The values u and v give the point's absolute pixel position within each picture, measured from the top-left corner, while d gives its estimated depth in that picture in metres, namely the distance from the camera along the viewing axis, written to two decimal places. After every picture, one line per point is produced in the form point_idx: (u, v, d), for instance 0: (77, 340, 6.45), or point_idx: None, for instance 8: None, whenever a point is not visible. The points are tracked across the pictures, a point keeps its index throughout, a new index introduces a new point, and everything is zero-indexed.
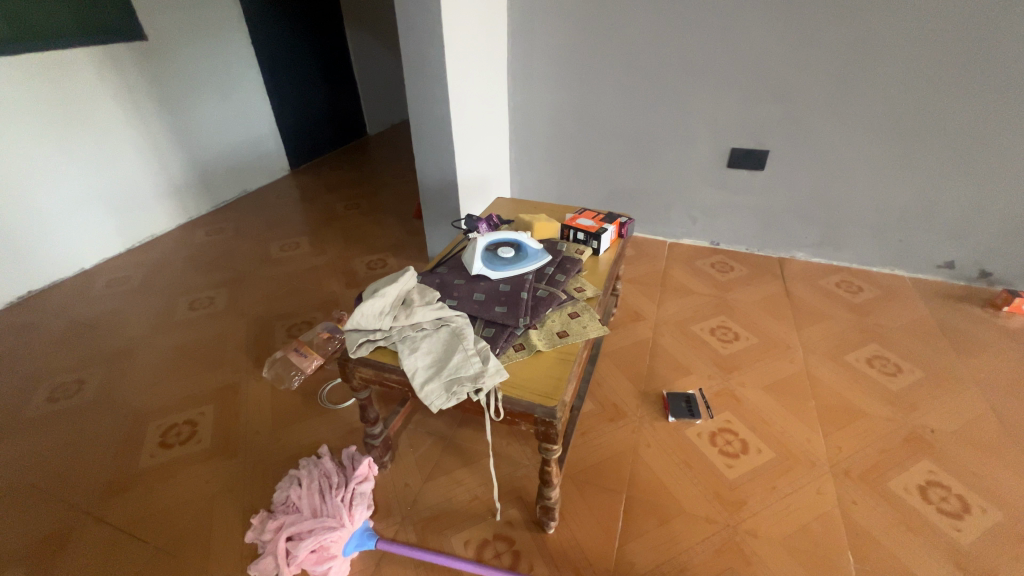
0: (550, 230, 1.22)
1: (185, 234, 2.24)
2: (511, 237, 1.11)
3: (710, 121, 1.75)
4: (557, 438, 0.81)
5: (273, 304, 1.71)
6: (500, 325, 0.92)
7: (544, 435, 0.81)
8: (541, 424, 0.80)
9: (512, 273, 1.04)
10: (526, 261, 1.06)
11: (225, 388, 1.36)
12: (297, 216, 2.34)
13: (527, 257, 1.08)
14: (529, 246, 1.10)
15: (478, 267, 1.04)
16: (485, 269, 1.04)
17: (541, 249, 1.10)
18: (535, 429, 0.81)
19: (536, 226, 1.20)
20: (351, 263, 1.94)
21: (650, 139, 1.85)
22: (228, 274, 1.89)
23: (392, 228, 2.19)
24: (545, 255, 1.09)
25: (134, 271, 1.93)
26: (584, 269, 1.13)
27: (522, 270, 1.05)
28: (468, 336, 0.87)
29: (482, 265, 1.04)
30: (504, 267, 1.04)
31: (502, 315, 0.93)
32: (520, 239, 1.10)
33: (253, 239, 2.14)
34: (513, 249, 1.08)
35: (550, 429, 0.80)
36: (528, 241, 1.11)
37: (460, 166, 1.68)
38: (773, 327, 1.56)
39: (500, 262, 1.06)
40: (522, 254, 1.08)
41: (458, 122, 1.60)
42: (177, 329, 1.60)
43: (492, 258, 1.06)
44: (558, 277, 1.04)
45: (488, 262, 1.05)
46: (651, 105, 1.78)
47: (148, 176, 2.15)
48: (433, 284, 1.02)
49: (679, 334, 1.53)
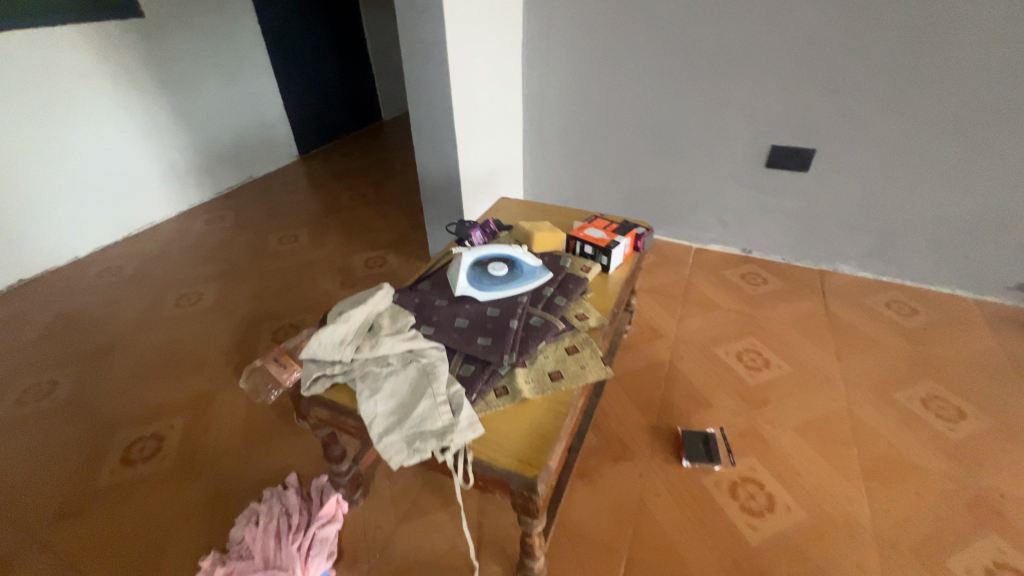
0: (553, 241, 1.04)
1: (185, 221, 2.15)
2: (504, 250, 0.94)
3: (749, 114, 1.54)
4: (538, 511, 0.66)
5: (263, 304, 1.60)
6: (481, 360, 0.78)
7: (522, 507, 0.66)
8: (518, 495, 0.65)
9: (503, 296, 0.89)
10: (519, 283, 0.91)
11: (199, 397, 1.26)
12: (299, 205, 2.23)
13: (522, 277, 0.92)
14: (525, 264, 0.94)
15: (463, 290, 0.89)
16: (470, 289, 0.89)
17: (539, 266, 0.95)
18: (512, 499, 0.67)
19: (536, 237, 1.03)
20: (350, 260, 1.81)
21: (680, 132, 1.65)
22: (221, 267, 1.80)
23: (395, 222, 2.05)
24: (543, 274, 0.93)
25: (127, 260, 1.85)
26: (590, 290, 0.97)
27: (514, 293, 0.90)
28: (439, 374, 0.73)
29: (466, 285, 0.89)
30: (493, 288, 0.90)
31: (484, 350, 0.78)
32: (514, 254, 0.94)
33: (251, 229, 2.04)
34: (506, 266, 0.93)
35: (530, 504, 0.65)
36: (525, 255, 0.94)
37: (464, 159, 1.52)
38: (811, 354, 1.36)
39: (488, 281, 0.91)
40: (516, 273, 0.93)
41: (462, 110, 1.44)
42: (160, 327, 1.51)
43: (479, 276, 0.91)
44: (557, 301, 0.89)
45: (475, 282, 0.90)
46: (681, 96, 1.58)
47: (147, 161, 2.06)
48: (406, 307, 0.88)
49: (700, 357, 1.36)
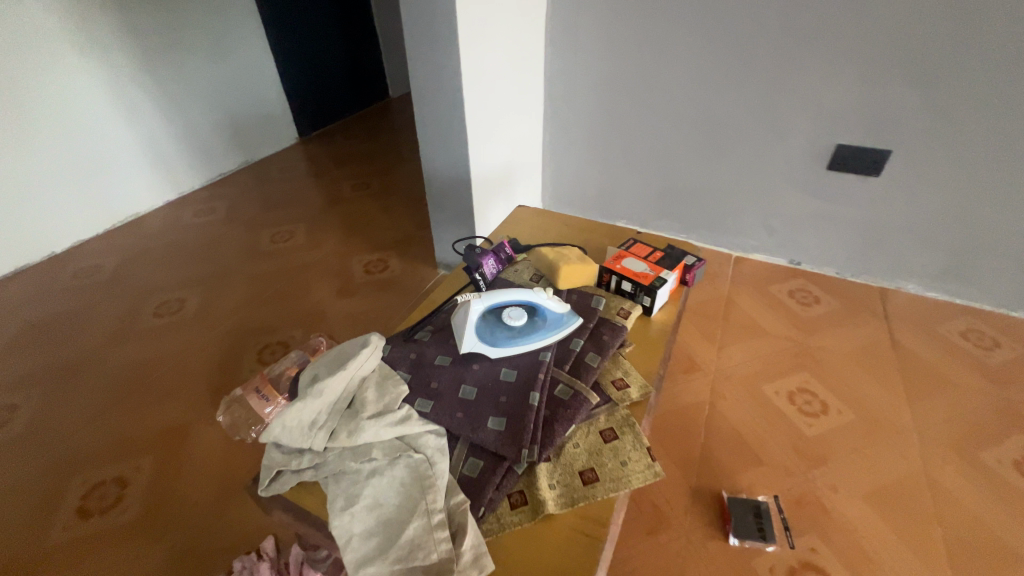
0: (582, 273, 0.84)
1: (172, 212, 1.97)
2: (521, 292, 0.74)
3: (816, 107, 1.30)
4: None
5: (248, 314, 1.43)
6: (492, 454, 0.60)
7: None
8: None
9: (521, 357, 0.71)
10: (538, 336, 0.72)
11: (171, 431, 1.11)
12: (296, 194, 2.03)
13: (542, 327, 0.74)
14: (546, 310, 0.74)
15: (467, 346, 0.70)
16: (476, 345, 0.71)
17: (565, 314, 0.75)
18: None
19: (562, 270, 0.83)
20: (348, 262, 1.62)
21: (729, 124, 1.41)
22: (207, 267, 1.62)
23: (399, 217, 1.85)
24: (569, 323, 0.74)
25: (106, 258, 1.69)
26: (629, 341, 0.79)
27: (531, 350, 0.72)
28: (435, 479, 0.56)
29: (472, 339, 0.71)
30: (505, 343, 0.71)
31: (497, 439, 0.60)
32: (533, 298, 0.74)
33: (243, 223, 1.86)
34: (524, 315, 0.73)
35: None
36: (548, 298, 0.74)
37: (476, 156, 1.31)
38: (877, 397, 1.17)
39: (499, 332, 0.72)
40: (534, 321, 0.74)
41: (474, 99, 1.22)
42: (134, 340, 1.35)
43: (488, 325, 0.72)
44: (588, 365, 0.71)
45: (483, 334, 0.71)
46: (733, 83, 1.34)
47: (128, 145, 1.87)
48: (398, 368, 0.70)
49: (746, 396, 1.17)
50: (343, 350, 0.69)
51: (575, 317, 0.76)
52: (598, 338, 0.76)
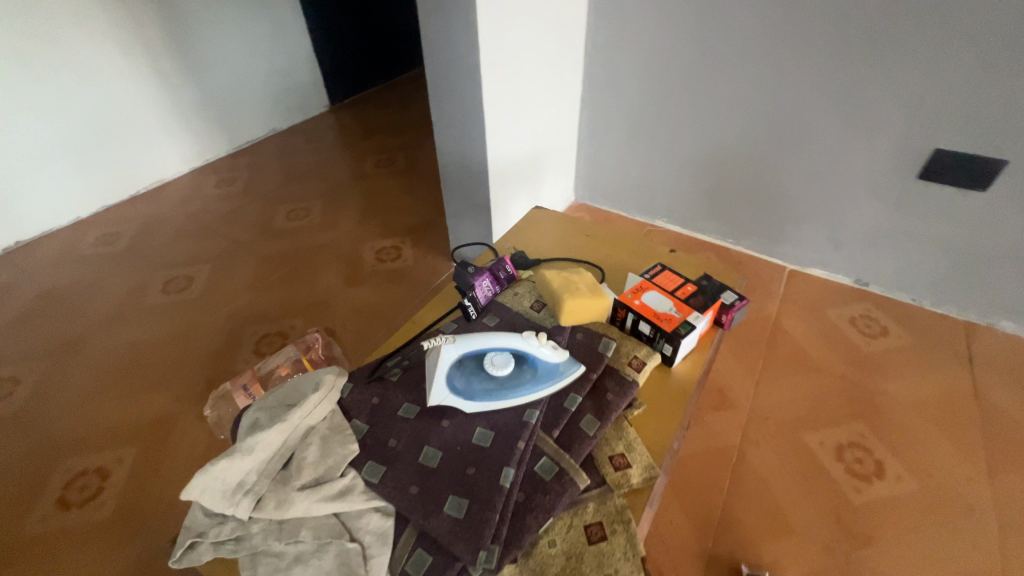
0: (591, 309, 0.70)
1: (196, 180, 1.93)
2: (506, 335, 0.62)
3: (915, 102, 1.05)
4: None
5: (252, 298, 1.36)
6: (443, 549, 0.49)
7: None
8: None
9: (500, 418, 0.58)
10: (524, 390, 0.60)
11: (158, 423, 1.07)
12: (318, 166, 1.95)
13: (530, 378, 0.61)
14: (537, 358, 0.62)
15: (435, 395, 0.58)
16: (446, 395, 0.59)
17: (560, 364, 0.62)
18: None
19: (566, 303, 0.68)
20: (359, 247, 1.53)
21: (801, 117, 1.18)
22: (219, 243, 1.57)
23: (420, 199, 1.73)
24: (564, 376, 0.61)
25: (126, 227, 1.68)
26: (640, 398, 0.64)
27: (512, 407, 0.59)
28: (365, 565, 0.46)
29: (442, 388, 0.59)
30: (481, 396, 0.59)
31: (450, 532, 0.49)
32: (521, 344, 0.62)
33: (261, 196, 1.79)
34: (508, 365, 0.60)
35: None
36: (540, 345, 0.62)
37: (496, 143, 1.16)
38: (948, 464, 0.97)
39: (477, 382, 0.60)
40: (521, 371, 0.61)
41: (496, 79, 1.06)
42: (137, 319, 1.32)
43: (464, 372, 0.60)
44: (582, 434, 0.58)
45: (456, 382, 0.59)
46: (813, 67, 1.11)
47: (154, 109, 1.82)
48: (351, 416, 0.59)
49: (784, 445, 1.00)
50: (293, 390, 0.60)
51: (572, 369, 0.62)
52: (600, 397, 0.62)
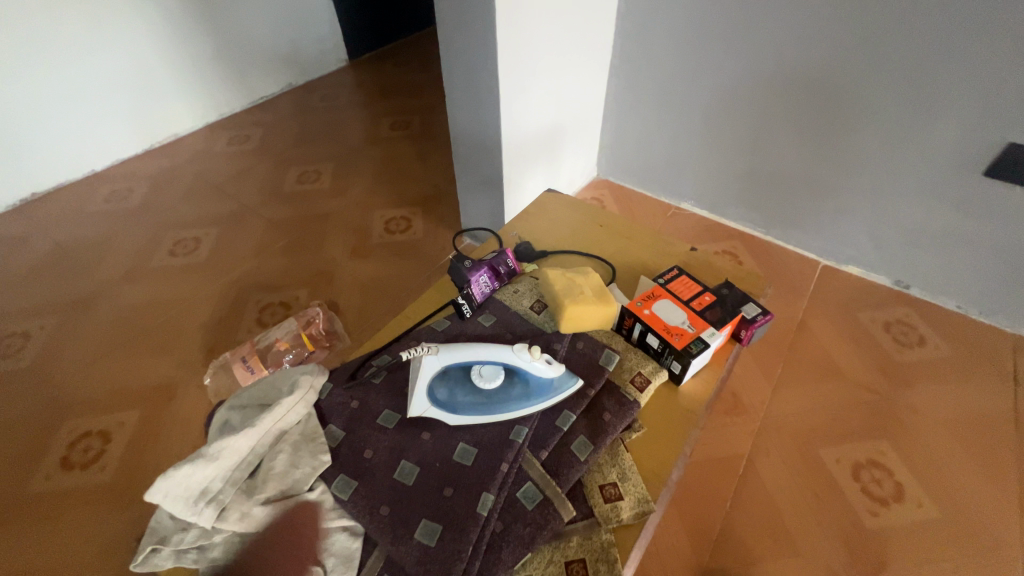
0: (594, 316, 0.64)
1: (210, 136, 1.88)
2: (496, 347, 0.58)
3: (993, 88, 0.92)
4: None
5: (257, 265, 1.34)
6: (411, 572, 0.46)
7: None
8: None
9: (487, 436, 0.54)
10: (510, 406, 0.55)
11: (160, 388, 1.08)
12: (332, 127, 1.87)
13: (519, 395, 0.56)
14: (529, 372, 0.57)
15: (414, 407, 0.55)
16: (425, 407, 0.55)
17: (555, 381, 0.57)
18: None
19: (568, 308, 0.62)
20: (367, 216, 1.47)
21: (858, 97, 1.05)
22: (228, 205, 1.54)
23: (434, 166, 1.65)
24: (557, 393, 0.56)
25: (139, 183, 1.66)
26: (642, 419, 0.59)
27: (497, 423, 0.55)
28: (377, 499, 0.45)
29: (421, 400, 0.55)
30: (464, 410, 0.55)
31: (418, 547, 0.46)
32: (511, 357, 0.57)
33: (274, 156, 1.74)
34: (497, 380, 0.56)
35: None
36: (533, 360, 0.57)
37: (511, 115, 1.07)
38: (975, 493, 0.90)
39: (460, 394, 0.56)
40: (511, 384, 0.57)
41: (514, 44, 0.96)
42: (144, 281, 1.31)
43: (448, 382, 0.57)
44: (572, 459, 0.53)
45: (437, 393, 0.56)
46: (880, 41, 0.97)
47: (167, 61, 1.75)
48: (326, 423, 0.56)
49: (796, 459, 0.95)
50: (270, 385, 0.56)
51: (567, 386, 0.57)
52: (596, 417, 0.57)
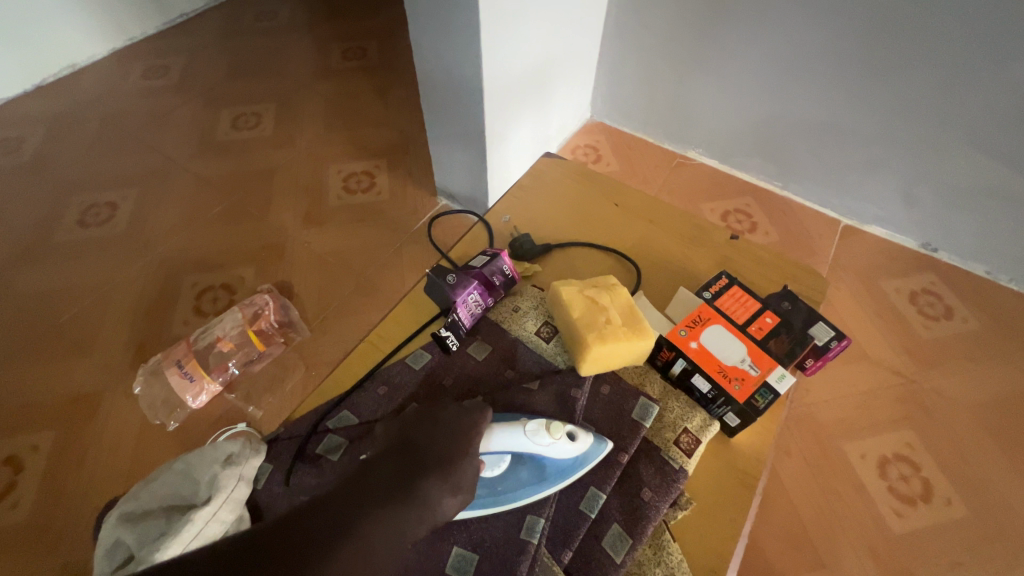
0: (616, 357, 0.56)
1: (117, 67, 1.53)
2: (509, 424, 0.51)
3: None
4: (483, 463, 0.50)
5: (188, 238, 1.11)
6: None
7: (461, 442, 0.46)
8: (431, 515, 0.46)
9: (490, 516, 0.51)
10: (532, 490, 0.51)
11: (79, 401, 0.90)
12: (271, 55, 1.54)
13: (539, 474, 0.51)
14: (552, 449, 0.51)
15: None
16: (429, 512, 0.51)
17: (576, 460, 0.51)
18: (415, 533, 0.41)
19: (592, 349, 0.55)
20: (321, 173, 1.23)
21: (923, 28, 0.84)
22: (147, 160, 1.26)
23: (399, 106, 1.37)
24: (584, 469, 0.51)
25: (33, 132, 1.35)
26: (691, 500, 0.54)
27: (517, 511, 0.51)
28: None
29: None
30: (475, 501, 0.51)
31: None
32: (527, 443, 0.50)
33: (200, 95, 1.43)
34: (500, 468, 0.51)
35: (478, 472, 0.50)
36: (553, 440, 0.50)
37: (494, 49, 0.83)
38: (1003, 486, 0.84)
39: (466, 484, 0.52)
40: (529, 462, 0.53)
41: None
42: (48, 261, 1.08)
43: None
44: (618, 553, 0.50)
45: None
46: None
47: None
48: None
49: (819, 458, 0.87)
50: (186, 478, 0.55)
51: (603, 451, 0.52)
52: (635, 494, 0.53)
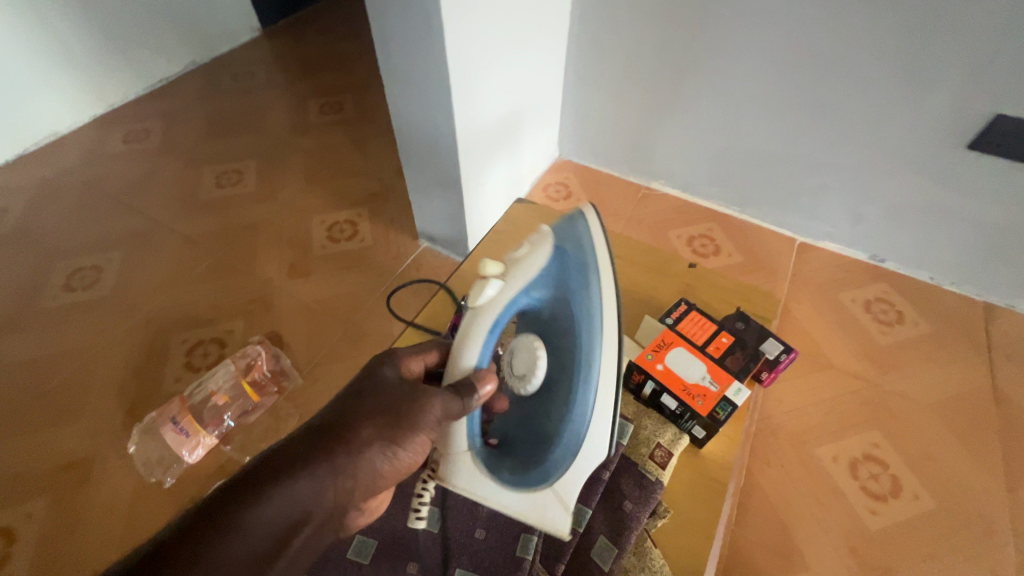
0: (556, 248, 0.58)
1: (100, 133, 1.57)
2: (472, 326, 0.53)
3: (981, 53, 0.84)
4: (490, 376, 0.52)
5: (177, 296, 1.14)
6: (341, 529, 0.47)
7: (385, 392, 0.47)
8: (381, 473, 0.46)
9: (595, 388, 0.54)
10: (584, 312, 0.54)
11: (71, 465, 0.90)
12: (249, 114, 1.61)
13: (559, 302, 0.55)
14: (524, 294, 0.54)
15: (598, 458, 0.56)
16: (575, 440, 0.55)
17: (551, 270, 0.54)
18: (318, 484, 0.42)
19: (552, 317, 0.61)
20: (304, 224, 1.28)
21: (839, 68, 0.96)
22: (133, 224, 1.29)
23: (378, 156, 1.44)
24: (564, 258, 0.54)
25: (17, 200, 1.38)
26: (670, 509, 0.62)
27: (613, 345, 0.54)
28: (499, 503, 0.55)
29: (548, 465, 0.56)
30: (578, 390, 0.54)
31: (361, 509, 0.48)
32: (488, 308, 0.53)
33: (183, 156, 1.48)
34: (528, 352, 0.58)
35: (465, 409, 0.49)
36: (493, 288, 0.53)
37: (465, 106, 0.91)
38: (965, 478, 0.91)
39: (555, 398, 0.57)
40: (552, 322, 0.57)
41: (462, 23, 0.80)
42: (33, 329, 1.09)
43: (549, 410, 0.57)
44: (608, 555, 0.58)
45: (548, 423, 0.56)
46: (873, 4, 0.86)
47: (29, 47, 1.41)
48: (364, 528, 0.63)
49: (796, 463, 0.92)
50: None
51: (569, 249, 0.54)
52: (618, 505, 0.60)
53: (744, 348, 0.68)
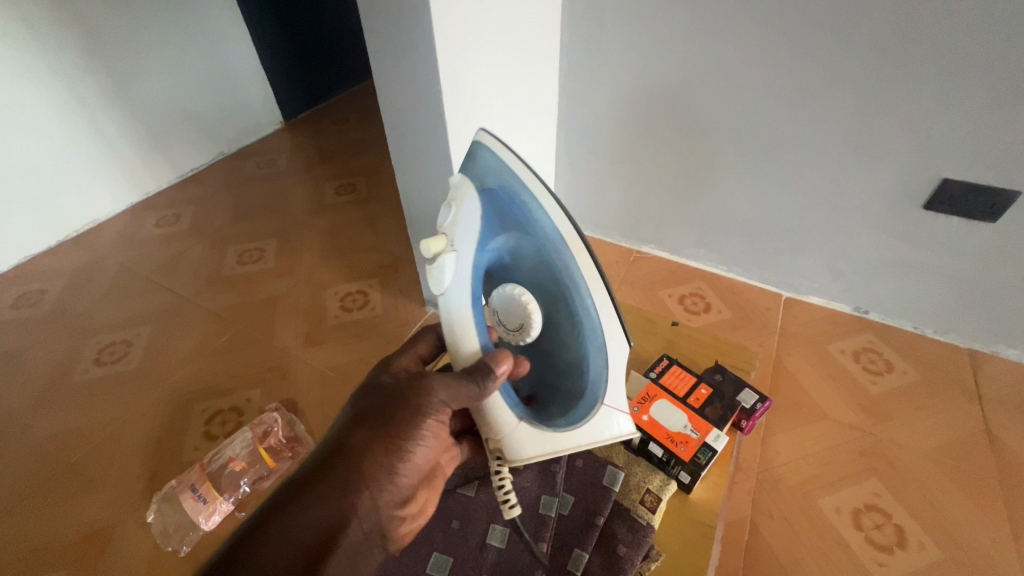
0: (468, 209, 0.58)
1: (134, 219, 1.72)
2: (449, 305, 0.57)
3: (916, 131, 0.96)
4: (505, 357, 0.55)
5: (199, 367, 1.21)
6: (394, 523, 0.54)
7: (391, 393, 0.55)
8: (404, 460, 0.53)
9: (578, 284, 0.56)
10: (536, 228, 0.55)
11: (91, 535, 0.94)
12: (271, 197, 1.76)
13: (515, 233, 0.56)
14: (482, 250, 0.57)
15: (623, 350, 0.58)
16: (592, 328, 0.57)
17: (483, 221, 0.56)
18: (347, 478, 0.51)
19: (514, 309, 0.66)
20: (320, 296, 1.37)
21: (797, 145, 1.08)
22: (161, 301, 1.40)
23: (388, 231, 1.56)
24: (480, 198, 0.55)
25: (55, 282, 1.50)
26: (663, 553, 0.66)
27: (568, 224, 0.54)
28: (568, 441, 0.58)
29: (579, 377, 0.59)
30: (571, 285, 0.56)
31: (405, 502, 0.54)
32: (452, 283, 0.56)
33: (210, 237, 1.61)
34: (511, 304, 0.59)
35: (476, 390, 0.53)
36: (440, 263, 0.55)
37: None
38: (967, 525, 0.92)
39: (561, 312, 0.58)
40: (522, 259, 0.58)
41: (461, 123, 0.93)
42: (63, 403, 1.15)
43: (562, 333, 0.60)
44: None
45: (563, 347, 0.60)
46: (818, 95, 1.00)
47: (80, 148, 1.59)
48: None
49: (798, 514, 0.93)
50: None
51: (493, 178, 0.55)
52: (612, 550, 0.64)
53: (722, 398, 0.76)
